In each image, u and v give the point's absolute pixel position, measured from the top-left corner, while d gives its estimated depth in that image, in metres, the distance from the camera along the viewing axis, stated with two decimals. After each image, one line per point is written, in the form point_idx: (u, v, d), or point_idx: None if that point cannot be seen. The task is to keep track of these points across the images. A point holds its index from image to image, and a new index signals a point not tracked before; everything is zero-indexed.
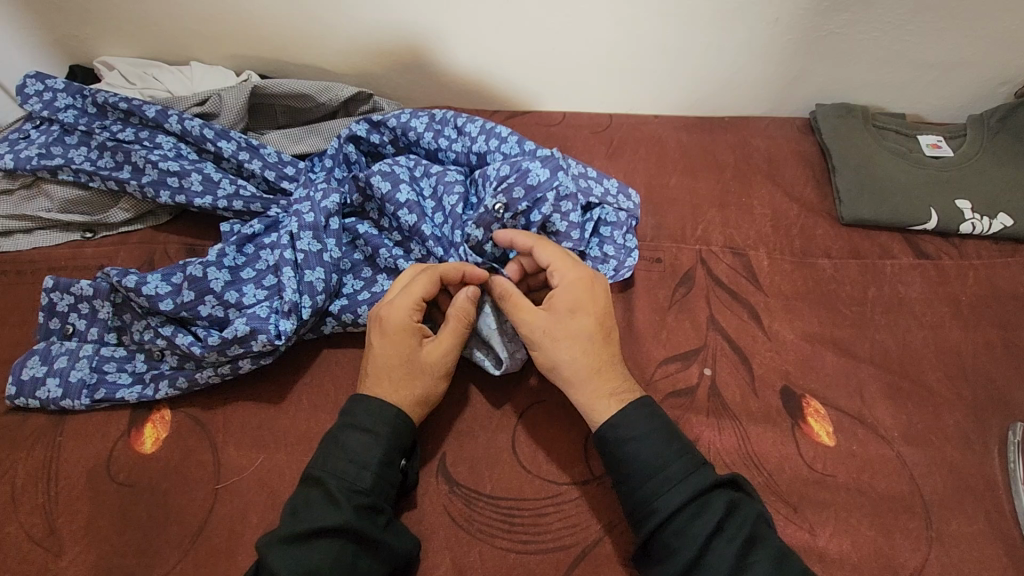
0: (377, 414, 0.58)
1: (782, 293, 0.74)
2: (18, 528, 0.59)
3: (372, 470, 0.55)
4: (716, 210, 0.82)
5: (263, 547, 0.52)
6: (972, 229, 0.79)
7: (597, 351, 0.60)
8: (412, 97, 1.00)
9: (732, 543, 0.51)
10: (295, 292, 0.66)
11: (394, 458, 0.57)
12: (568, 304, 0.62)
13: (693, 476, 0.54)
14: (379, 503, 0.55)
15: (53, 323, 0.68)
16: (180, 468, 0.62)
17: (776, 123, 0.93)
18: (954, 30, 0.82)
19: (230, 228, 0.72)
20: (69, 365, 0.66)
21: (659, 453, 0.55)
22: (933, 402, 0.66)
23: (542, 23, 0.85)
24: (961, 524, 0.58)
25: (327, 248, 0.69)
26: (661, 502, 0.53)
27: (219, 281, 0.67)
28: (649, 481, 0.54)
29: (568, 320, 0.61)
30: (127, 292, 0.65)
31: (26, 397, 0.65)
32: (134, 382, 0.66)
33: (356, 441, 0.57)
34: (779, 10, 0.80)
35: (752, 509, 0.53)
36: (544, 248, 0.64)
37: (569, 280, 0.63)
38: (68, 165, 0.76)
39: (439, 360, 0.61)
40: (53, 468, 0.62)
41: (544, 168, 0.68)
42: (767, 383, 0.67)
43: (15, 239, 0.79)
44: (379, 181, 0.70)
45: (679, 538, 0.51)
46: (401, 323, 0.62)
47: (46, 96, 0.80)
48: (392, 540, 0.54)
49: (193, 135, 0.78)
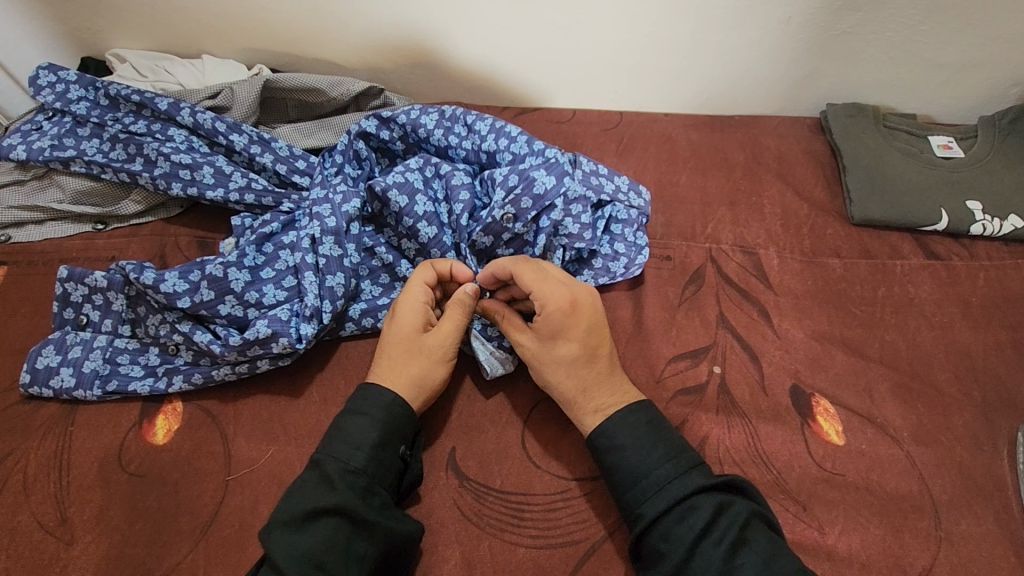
0: (385, 405, 0.58)
1: (792, 291, 0.74)
2: (30, 517, 0.59)
3: (367, 452, 0.56)
4: (725, 208, 0.83)
5: (267, 529, 0.52)
6: (983, 230, 0.79)
7: (567, 380, 0.60)
8: (421, 94, 1.00)
9: (719, 546, 0.50)
10: (317, 297, 0.66)
11: (392, 441, 0.58)
12: (549, 332, 0.61)
13: (678, 481, 0.54)
14: (374, 486, 0.55)
15: (67, 313, 0.68)
16: (191, 460, 0.62)
17: (786, 122, 0.93)
18: (966, 31, 0.82)
19: (242, 223, 0.75)
20: (83, 355, 0.66)
21: (644, 460, 0.55)
22: (943, 402, 0.66)
23: (552, 19, 0.85)
24: (970, 524, 0.58)
25: (347, 253, 0.69)
26: (646, 508, 0.53)
27: (240, 281, 0.67)
28: (631, 490, 0.55)
29: (543, 349, 0.61)
30: (145, 288, 0.65)
31: (39, 386, 0.65)
32: (146, 375, 0.66)
33: (363, 433, 0.57)
34: (791, 10, 0.80)
35: (746, 513, 0.52)
36: (524, 274, 0.62)
37: (553, 304, 0.60)
38: (80, 157, 0.76)
39: (441, 345, 0.62)
40: (64, 458, 0.62)
41: (550, 176, 0.68)
42: (777, 382, 0.67)
43: (27, 230, 0.80)
44: (395, 197, 0.69)
45: (664, 543, 0.51)
46: (412, 305, 0.63)
47: (58, 87, 0.81)
48: (391, 521, 0.53)
49: (205, 128, 0.78)
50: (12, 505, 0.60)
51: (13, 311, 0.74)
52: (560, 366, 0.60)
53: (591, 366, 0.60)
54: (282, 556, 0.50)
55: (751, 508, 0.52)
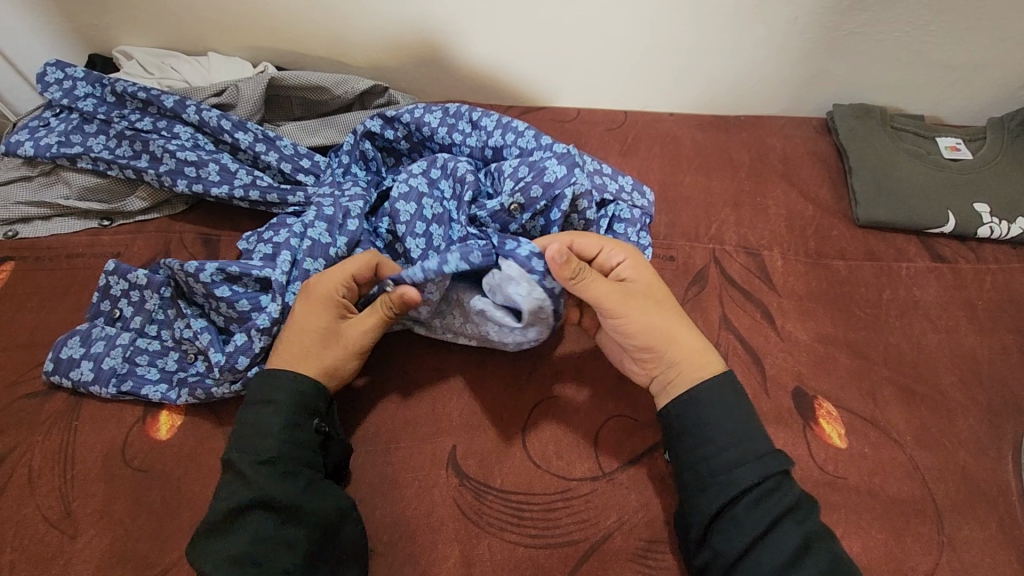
0: (295, 389, 0.57)
1: (796, 293, 0.74)
2: (34, 510, 0.60)
3: (276, 437, 0.55)
4: (730, 209, 0.82)
5: (204, 530, 0.52)
6: (990, 233, 0.78)
7: (677, 315, 0.61)
8: (426, 92, 1.00)
9: (801, 526, 0.50)
10: (286, 275, 0.66)
11: (301, 420, 0.57)
12: (641, 276, 0.62)
13: (771, 456, 0.53)
14: (293, 467, 0.54)
15: (104, 305, 0.69)
16: (194, 456, 0.63)
17: (793, 122, 0.93)
18: (975, 32, 0.81)
19: (247, 245, 0.72)
20: (105, 351, 0.66)
21: (740, 429, 0.55)
22: (948, 407, 0.65)
23: (558, 17, 0.85)
24: (973, 530, 0.58)
25: (336, 242, 0.69)
26: (736, 475, 0.52)
27: (279, 277, 0.65)
28: (724, 454, 0.54)
29: (646, 295, 0.60)
30: (188, 277, 0.65)
31: (61, 375, 0.66)
32: (161, 380, 0.66)
33: (259, 414, 0.56)
34: (798, 9, 0.80)
35: (810, 512, 0.52)
36: (583, 236, 0.62)
37: (623, 250, 0.63)
38: (87, 153, 0.77)
39: (358, 338, 0.60)
40: (69, 451, 0.63)
41: (561, 165, 0.66)
42: (779, 384, 0.66)
43: (34, 226, 0.81)
44: (402, 207, 0.68)
45: (750, 514, 0.51)
46: (325, 294, 0.61)
47: (66, 84, 0.81)
48: (308, 501, 0.53)
49: (210, 126, 0.78)
50: (16, 499, 0.60)
51: (19, 307, 0.74)
52: (666, 322, 0.59)
53: (680, 316, 0.61)
54: (225, 556, 0.50)
55: (811, 507, 0.52)
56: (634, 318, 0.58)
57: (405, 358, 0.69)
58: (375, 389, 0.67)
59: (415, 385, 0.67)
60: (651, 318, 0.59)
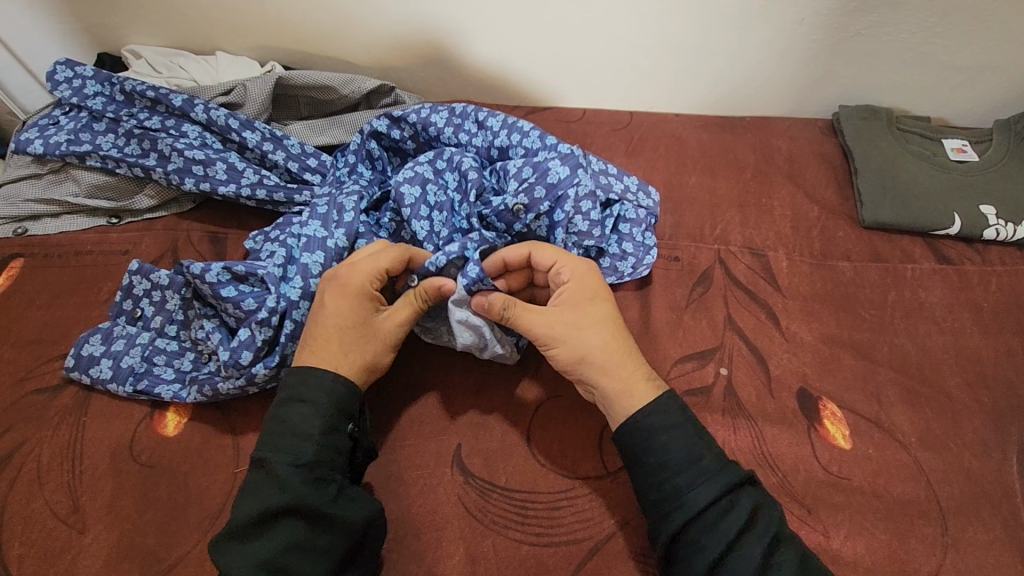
0: (333, 389, 0.56)
1: (801, 294, 0.74)
2: (43, 505, 0.60)
3: (316, 441, 0.54)
4: (735, 209, 0.82)
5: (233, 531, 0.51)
6: (996, 235, 0.78)
7: (613, 339, 0.59)
8: (432, 92, 1.00)
9: (761, 540, 0.50)
10: (281, 268, 0.67)
11: (338, 424, 0.56)
12: (585, 294, 0.61)
13: (722, 473, 0.52)
14: (327, 473, 0.54)
15: (126, 304, 0.69)
16: (202, 452, 0.63)
17: (798, 124, 0.93)
18: (981, 34, 0.81)
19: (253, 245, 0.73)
20: (125, 349, 0.67)
21: (691, 447, 0.54)
22: (953, 409, 0.65)
23: (564, 17, 0.85)
24: (977, 532, 0.58)
25: (332, 236, 0.69)
26: (690, 497, 0.51)
27: (272, 273, 0.66)
28: (680, 475, 0.52)
29: (579, 314, 0.60)
30: (195, 278, 0.66)
31: (80, 372, 0.66)
32: (175, 379, 0.66)
33: (297, 413, 0.55)
34: (804, 10, 0.80)
35: (770, 523, 0.51)
36: (540, 248, 0.63)
37: (576, 269, 0.63)
38: (96, 152, 0.77)
39: (392, 330, 0.61)
40: (77, 447, 0.64)
41: (564, 166, 0.67)
42: (784, 384, 0.67)
43: (44, 223, 0.81)
44: (407, 190, 0.69)
45: (706, 536, 0.50)
46: (360, 285, 0.61)
47: (75, 83, 0.82)
48: (337, 509, 0.52)
49: (218, 125, 0.79)
50: (25, 494, 0.61)
51: (29, 303, 0.75)
52: (592, 342, 0.58)
53: (621, 339, 0.60)
54: (249, 563, 0.49)
55: (770, 516, 0.51)
56: (552, 336, 0.59)
57: (410, 356, 0.69)
58: (381, 387, 0.67)
59: (420, 384, 0.67)
60: (573, 338, 0.59)
